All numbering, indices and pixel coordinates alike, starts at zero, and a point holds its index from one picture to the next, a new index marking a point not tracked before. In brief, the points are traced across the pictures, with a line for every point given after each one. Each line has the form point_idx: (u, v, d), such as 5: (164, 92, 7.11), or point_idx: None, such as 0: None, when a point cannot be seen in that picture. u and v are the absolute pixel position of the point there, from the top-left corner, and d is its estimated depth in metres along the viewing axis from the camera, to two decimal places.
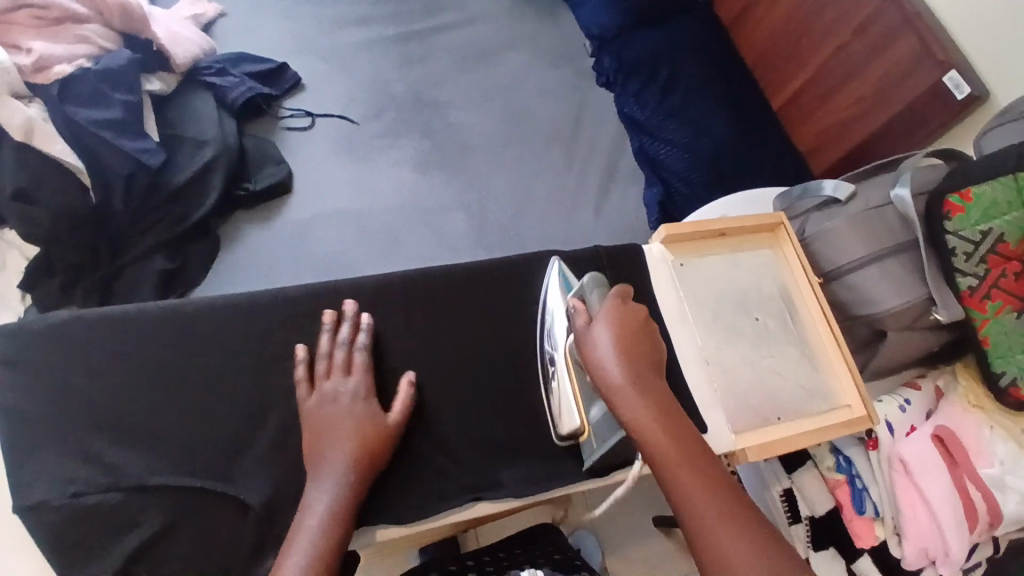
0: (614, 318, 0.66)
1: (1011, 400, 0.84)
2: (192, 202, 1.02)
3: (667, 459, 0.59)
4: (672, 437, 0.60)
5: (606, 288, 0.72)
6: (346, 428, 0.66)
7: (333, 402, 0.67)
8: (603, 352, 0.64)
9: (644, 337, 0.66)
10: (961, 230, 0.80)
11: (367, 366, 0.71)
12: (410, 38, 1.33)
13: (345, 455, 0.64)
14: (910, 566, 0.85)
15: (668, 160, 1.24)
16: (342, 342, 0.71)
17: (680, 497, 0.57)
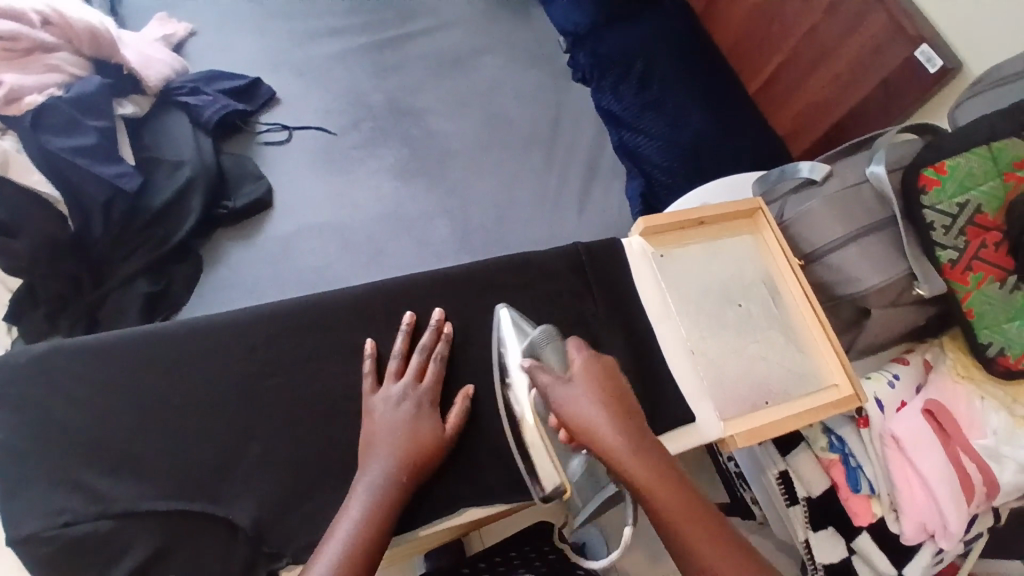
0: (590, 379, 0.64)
1: (999, 368, 0.84)
2: (172, 224, 1.02)
3: (677, 523, 0.59)
4: (681, 499, 0.60)
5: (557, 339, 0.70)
6: (409, 428, 0.68)
7: (400, 404, 0.70)
8: (594, 415, 0.62)
9: (619, 391, 0.65)
10: (938, 204, 0.80)
11: (439, 375, 0.74)
12: (384, 46, 1.33)
13: (403, 454, 0.66)
14: (909, 542, 0.86)
15: (648, 151, 1.24)
16: (421, 348, 0.74)
17: (695, 560, 0.58)
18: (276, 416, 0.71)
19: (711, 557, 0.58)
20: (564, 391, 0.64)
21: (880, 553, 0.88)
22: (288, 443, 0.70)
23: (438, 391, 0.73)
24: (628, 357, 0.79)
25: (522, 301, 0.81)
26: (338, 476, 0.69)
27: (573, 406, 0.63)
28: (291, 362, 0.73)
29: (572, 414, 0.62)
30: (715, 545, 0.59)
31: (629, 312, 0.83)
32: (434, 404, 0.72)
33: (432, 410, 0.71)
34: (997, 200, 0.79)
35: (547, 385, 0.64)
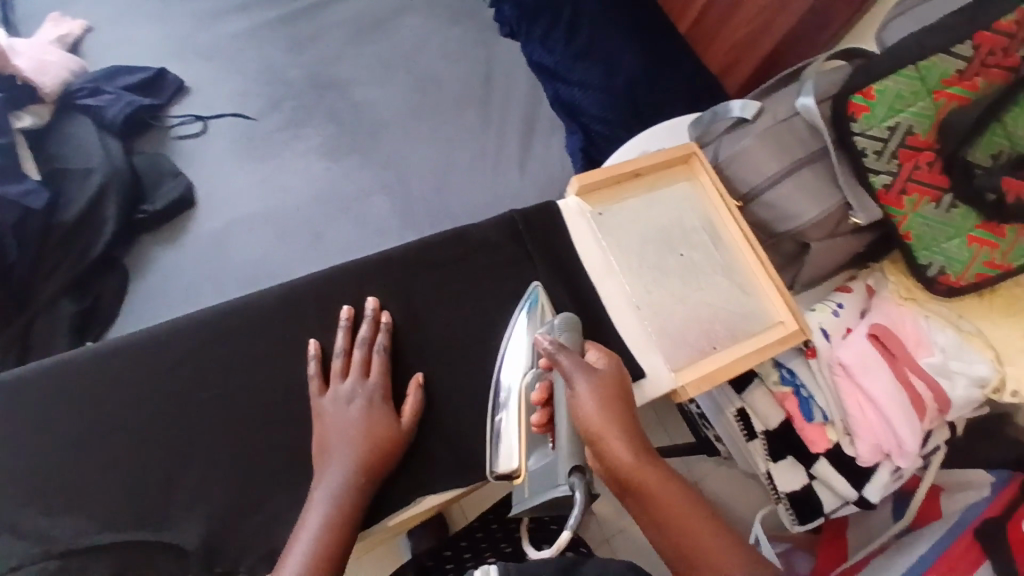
0: (599, 379, 0.62)
1: (942, 288, 0.86)
2: (91, 236, 0.97)
3: (686, 534, 0.57)
4: (687, 505, 0.58)
5: (574, 333, 0.70)
6: (362, 428, 0.67)
7: (350, 404, 0.69)
8: (607, 417, 0.59)
9: (624, 400, 0.63)
10: (869, 130, 0.78)
11: (385, 367, 0.72)
12: (296, 17, 1.26)
13: (359, 455, 0.66)
14: (866, 463, 0.89)
15: (585, 103, 1.20)
16: (361, 341, 0.72)
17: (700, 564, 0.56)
18: (217, 427, 0.69)
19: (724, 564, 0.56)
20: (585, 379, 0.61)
21: (840, 477, 0.91)
22: (233, 452, 0.68)
23: (388, 384, 0.72)
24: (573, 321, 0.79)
25: (460, 277, 0.79)
26: (290, 478, 0.68)
27: (591, 402, 0.60)
28: (223, 372, 0.71)
29: (594, 406, 0.60)
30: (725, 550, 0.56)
31: (571, 276, 0.81)
32: (386, 396, 0.71)
33: (384, 403, 0.70)
34: (928, 120, 0.77)
35: (567, 367, 0.62)
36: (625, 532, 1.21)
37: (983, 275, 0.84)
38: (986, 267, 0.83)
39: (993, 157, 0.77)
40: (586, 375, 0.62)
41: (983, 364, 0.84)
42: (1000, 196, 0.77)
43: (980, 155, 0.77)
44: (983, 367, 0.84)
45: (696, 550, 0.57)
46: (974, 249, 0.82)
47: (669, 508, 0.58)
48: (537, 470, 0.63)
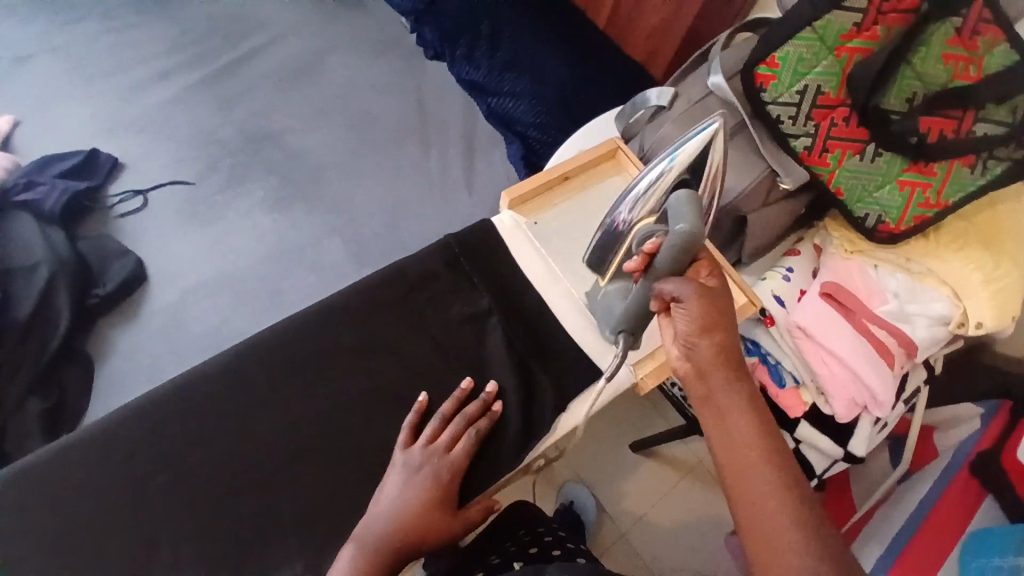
0: (707, 296, 0.62)
1: (883, 236, 0.84)
2: (47, 330, 0.97)
3: (739, 448, 0.57)
4: (760, 442, 0.57)
5: (690, 237, 0.61)
6: (420, 505, 0.66)
7: (418, 473, 0.67)
8: (702, 319, 0.61)
9: (725, 314, 0.62)
10: (779, 97, 0.80)
11: (466, 456, 0.70)
12: (221, 77, 1.27)
13: (402, 528, 0.65)
14: (845, 420, 0.87)
15: (518, 113, 1.21)
16: (461, 417, 0.71)
17: (744, 478, 0.56)
18: (179, 503, 0.67)
19: (769, 502, 0.54)
20: (692, 301, 0.61)
21: (822, 436, 0.89)
22: (197, 528, 0.66)
23: (462, 471, 0.70)
24: (523, 335, 0.78)
25: (406, 311, 0.79)
26: (258, 541, 0.66)
27: (691, 308, 0.61)
28: (181, 447, 0.69)
29: (698, 323, 0.61)
30: (776, 493, 0.54)
31: (513, 292, 0.81)
32: (454, 482, 0.69)
33: (450, 486, 0.69)
34: (834, 77, 0.78)
35: (676, 283, 0.63)
36: (641, 521, 1.19)
37: (921, 217, 0.82)
38: (922, 209, 0.81)
39: (907, 101, 0.77)
40: (694, 293, 0.62)
41: (940, 301, 0.83)
42: (920, 137, 0.77)
43: (893, 101, 0.77)
44: (940, 305, 0.83)
45: (747, 480, 0.56)
46: (906, 192, 0.81)
47: (740, 437, 0.58)
48: (613, 294, 0.74)
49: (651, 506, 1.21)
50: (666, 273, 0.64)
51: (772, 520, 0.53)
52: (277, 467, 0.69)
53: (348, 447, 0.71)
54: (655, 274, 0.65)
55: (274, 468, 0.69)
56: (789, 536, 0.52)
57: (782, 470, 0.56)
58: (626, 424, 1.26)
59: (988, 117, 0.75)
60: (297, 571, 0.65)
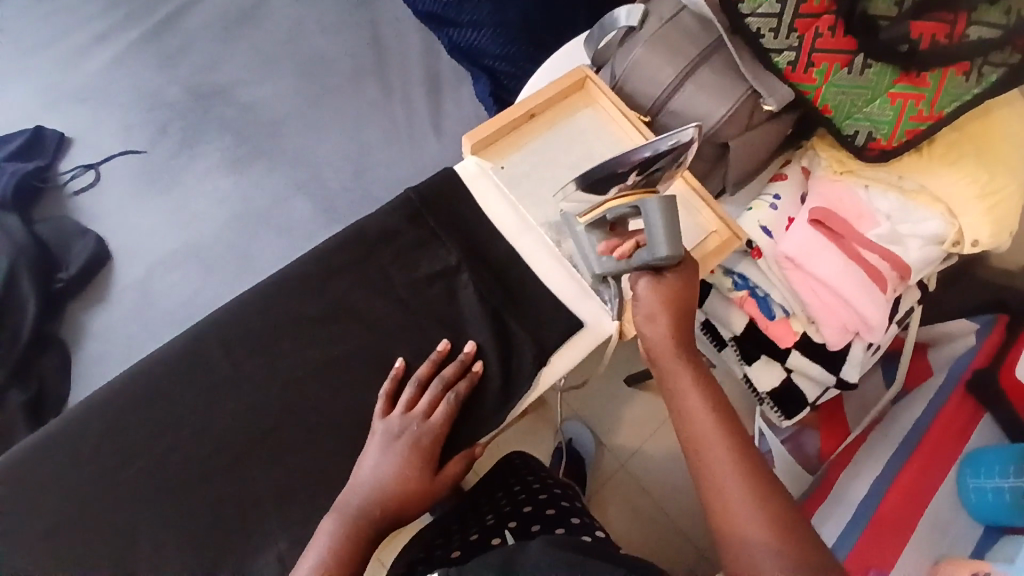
0: (666, 284, 0.65)
1: (874, 155, 0.78)
2: (16, 320, 0.95)
3: (696, 426, 0.60)
4: (725, 425, 0.60)
5: (675, 255, 0.63)
6: (401, 471, 0.65)
7: (397, 440, 0.66)
8: (658, 306, 0.64)
9: (686, 301, 0.65)
10: (759, 8, 0.74)
11: (447, 418, 0.68)
12: (160, 31, 1.18)
13: (384, 495, 0.64)
14: (836, 347, 0.84)
15: (482, 45, 1.10)
16: (439, 380, 0.69)
17: (702, 456, 0.59)
18: (158, 492, 0.66)
19: (729, 478, 0.57)
20: (650, 292, 0.65)
21: (814, 365, 0.88)
22: (179, 514, 0.65)
23: (442, 433, 0.68)
24: (496, 289, 0.75)
25: (371, 276, 0.75)
26: (242, 521, 0.66)
27: (648, 296, 0.65)
28: (153, 436, 0.68)
29: (654, 311, 0.64)
30: (734, 470, 0.57)
31: (483, 245, 0.77)
32: (435, 446, 0.67)
33: (430, 449, 0.67)
34: None
35: (637, 278, 0.66)
36: (639, 453, 1.20)
37: (914, 131, 0.75)
38: (914, 122, 0.75)
39: (895, 5, 0.70)
40: (650, 282, 0.65)
41: (934, 220, 0.79)
42: (911, 44, 0.70)
43: (880, 5, 0.70)
44: (933, 224, 0.79)
45: (712, 459, 0.58)
46: (898, 105, 0.74)
47: (701, 418, 0.60)
48: (586, 241, 0.70)
49: (648, 437, 1.21)
50: (654, 263, 0.64)
51: (733, 494, 0.56)
52: (254, 447, 0.68)
53: (322, 421, 0.69)
54: (637, 265, 0.65)
55: (249, 450, 0.68)
56: (742, 509, 0.55)
57: (748, 454, 0.58)
58: (621, 359, 1.24)
59: (981, 20, 0.68)
60: (282, 548, 0.65)
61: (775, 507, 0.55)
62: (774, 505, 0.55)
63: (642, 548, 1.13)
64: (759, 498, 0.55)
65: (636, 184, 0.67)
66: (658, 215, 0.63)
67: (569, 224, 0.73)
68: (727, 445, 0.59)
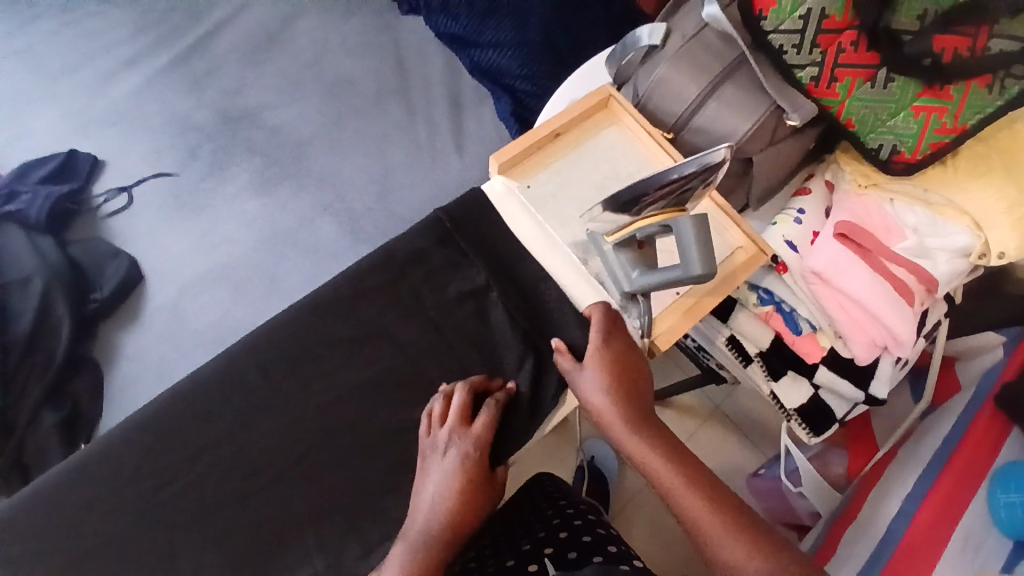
0: (605, 368, 0.68)
1: (899, 167, 0.79)
2: (51, 341, 0.97)
3: (675, 495, 0.64)
4: (698, 487, 0.64)
5: (711, 269, 0.66)
6: (459, 482, 0.65)
7: (448, 453, 0.66)
8: (604, 396, 0.67)
9: (630, 376, 0.69)
10: (781, 24, 0.74)
11: (490, 424, 0.68)
12: (189, 57, 1.21)
13: (451, 510, 0.64)
14: (865, 361, 0.84)
15: (503, 63, 1.13)
16: (462, 387, 0.68)
17: (693, 521, 0.63)
18: (197, 511, 0.67)
19: (721, 535, 0.61)
20: (596, 383, 0.68)
21: (844, 380, 0.87)
22: (218, 535, 0.66)
23: (489, 439, 0.68)
24: (526, 307, 0.76)
25: (402, 296, 0.76)
26: (280, 542, 0.66)
27: (595, 387, 0.68)
28: (190, 457, 0.69)
29: (603, 402, 0.67)
30: (724, 527, 0.62)
31: (511, 264, 0.78)
32: (485, 453, 0.67)
33: (481, 456, 0.67)
34: None
35: (579, 371, 0.69)
36: None
37: (938, 143, 0.76)
38: (938, 135, 0.75)
39: (918, 19, 0.70)
40: (589, 374, 0.68)
41: (962, 232, 0.79)
42: (934, 58, 0.70)
43: (903, 20, 0.71)
44: (961, 236, 0.79)
45: (697, 521, 0.63)
46: (921, 118, 0.75)
47: (676, 487, 0.64)
48: (614, 259, 0.73)
49: None
50: (690, 277, 0.67)
51: (731, 550, 0.60)
52: (289, 467, 0.69)
53: (357, 441, 0.70)
54: (670, 281, 0.68)
55: (285, 469, 0.69)
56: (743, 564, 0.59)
57: (728, 509, 0.63)
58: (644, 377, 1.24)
59: (1004, 32, 0.68)
60: (319, 568, 0.65)
61: (768, 549, 0.61)
62: (768, 548, 0.61)
63: (669, 568, 1.13)
64: (753, 546, 0.61)
65: (666, 204, 0.70)
66: (691, 233, 0.66)
67: (596, 244, 0.75)
68: (707, 506, 0.63)
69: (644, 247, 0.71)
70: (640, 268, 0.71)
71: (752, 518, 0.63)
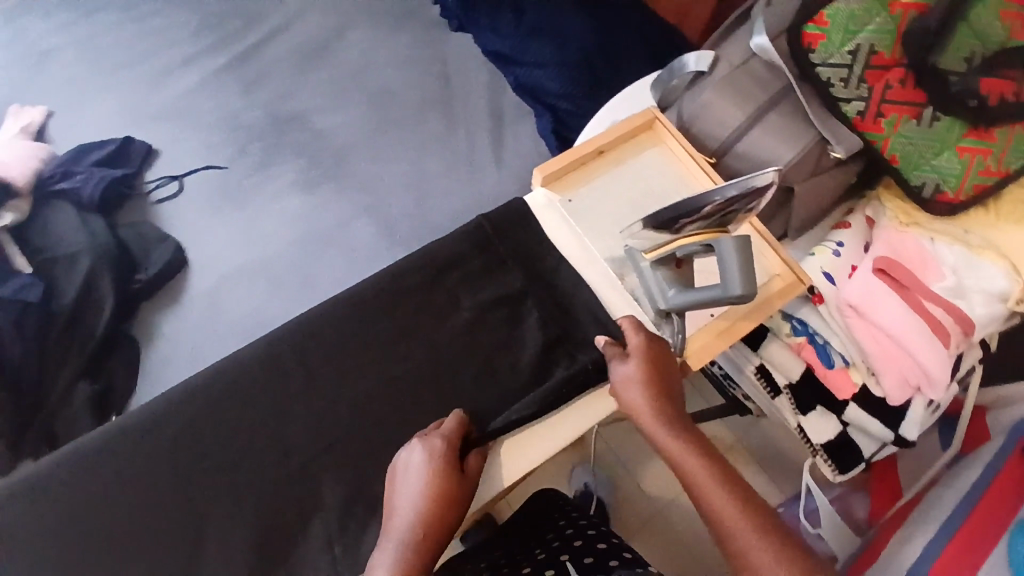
0: (646, 364, 0.68)
1: (942, 207, 0.79)
2: (92, 317, 0.99)
3: (710, 502, 0.63)
4: (736, 494, 0.62)
5: (750, 288, 0.66)
6: (426, 477, 0.63)
7: (413, 453, 0.65)
8: (645, 392, 0.67)
9: (669, 377, 0.69)
10: (830, 58, 0.74)
11: (455, 429, 0.68)
12: (245, 58, 1.26)
13: (410, 540, 0.62)
14: (897, 401, 0.83)
15: (547, 83, 1.17)
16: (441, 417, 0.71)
17: (728, 530, 0.61)
18: (227, 488, 0.68)
19: (759, 547, 0.59)
20: (636, 379, 0.68)
21: (874, 420, 0.85)
22: (244, 514, 0.67)
23: (456, 440, 0.67)
24: (559, 316, 0.78)
25: (439, 297, 0.78)
26: (304, 527, 0.67)
27: (636, 381, 0.68)
28: (224, 436, 0.70)
29: (644, 397, 0.67)
30: (762, 540, 0.59)
31: (548, 273, 0.79)
32: (452, 451, 0.66)
33: (449, 454, 0.65)
34: (889, 35, 0.73)
35: (620, 368, 0.69)
36: (677, 503, 1.19)
37: (981, 186, 0.78)
38: (982, 176, 0.78)
39: (966, 60, 0.73)
40: (628, 369, 0.69)
41: (1001, 277, 0.79)
42: (980, 100, 0.73)
43: (951, 60, 0.73)
44: (999, 279, 0.79)
45: (733, 531, 0.61)
46: (966, 159, 0.76)
47: (713, 493, 0.63)
48: (651, 274, 0.74)
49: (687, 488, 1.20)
50: (730, 296, 0.67)
51: (768, 563, 0.58)
52: (319, 453, 0.70)
53: (386, 431, 0.71)
54: (708, 301, 0.69)
55: (314, 455, 0.70)
56: None
57: (766, 521, 0.61)
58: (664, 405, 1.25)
59: None
60: (336, 555, 0.67)
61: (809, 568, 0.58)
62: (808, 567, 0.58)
63: None
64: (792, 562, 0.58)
65: (708, 227, 0.70)
66: (732, 254, 0.67)
67: (633, 259, 0.76)
68: (746, 515, 0.61)
69: (683, 263, 0.73)
70: (676, 287, 0.72)
71: (790, 535, 0.61)
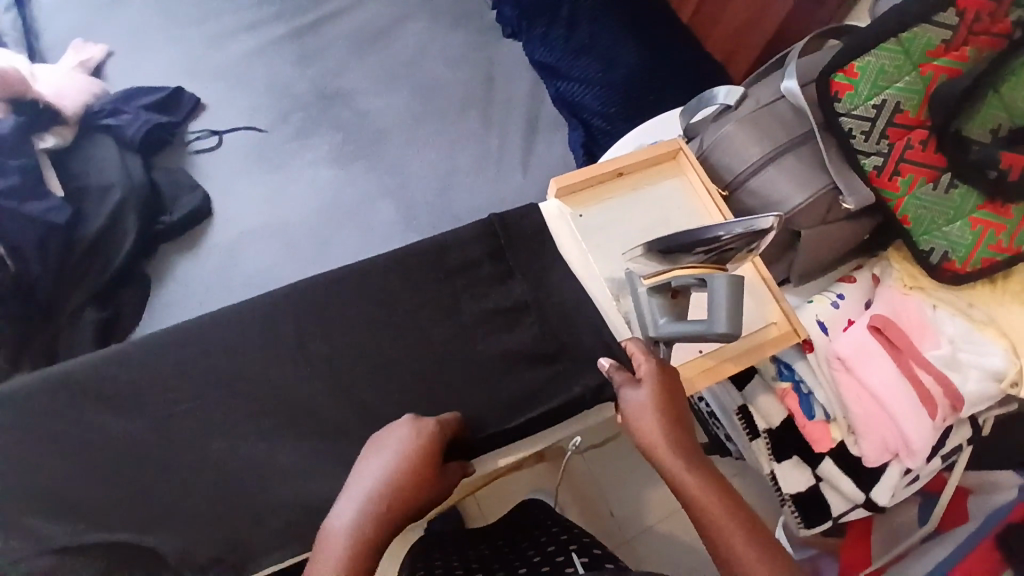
0: (657, 390, 0.68)
1: (946, 275, 0.79)
2: (112, 249, 1.03)
3: (717, 534, 0.60)
4: (746, 529, 0.60)
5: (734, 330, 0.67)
6: (406, 454, 0.64)
7: (400, 428, 0.66)
8: (655, 417, 0.66)
9: (679, 406, 0.68)
10: (854, 109, 0.75)
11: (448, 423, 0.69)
12: (304, 32, 1.31)
13: (379, 507, 0.62)
14: (874, 464, 0.82)
15: (585, 99, 1.19)
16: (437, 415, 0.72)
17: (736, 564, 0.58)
18: (200, 427, 0.71)
19: None
20: (646, 403, 0.67)
21: (847, 479, 0.85)
22: (211, 452, 0.70)
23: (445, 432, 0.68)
24: (550, 323, 0.79)
25: (437, 282, 0.80)
26: (265, 475, 0.70)
27: (648, 405, 0.67)
28: (207, 377, 0.73)
29: (654, 422, 0.66)
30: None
31: (546, 278, 0.81)
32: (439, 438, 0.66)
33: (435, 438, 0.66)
34: (916, 95, 0.73)
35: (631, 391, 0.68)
36: (653, 530, 1.19)
37: (989, 260, 0.78)
38: (992, 251, 0.77)
39: (991, 132, 0.73)
40: (639, 393, 0.68)
41: (997, 354, 0.78)
42: (1000, 173, 0.73)
43: (975, 130, 0.73)
44: (996, 358, 0.78)
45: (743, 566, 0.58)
46: (978, 231, 0.76)
47: (722, 524, 0.60)
48: (644, 300, 0.75)
49: (666, 515, 1.20)
50: (715, 334, 0.68)
51: None
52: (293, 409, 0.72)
53: (361, 400, 0.74)
54: (694, 334, 0.70)
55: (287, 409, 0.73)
56: None
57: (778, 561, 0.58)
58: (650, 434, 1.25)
59: None
60: (290, 508, 0.69)
61: None
62: None
63: None
64: None
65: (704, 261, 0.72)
66: (722, 293, 0.67)
67: (632, 283, 0.77)
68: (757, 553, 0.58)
69: (676, 294, 0.73)
70: (667, 316, 0.73)
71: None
